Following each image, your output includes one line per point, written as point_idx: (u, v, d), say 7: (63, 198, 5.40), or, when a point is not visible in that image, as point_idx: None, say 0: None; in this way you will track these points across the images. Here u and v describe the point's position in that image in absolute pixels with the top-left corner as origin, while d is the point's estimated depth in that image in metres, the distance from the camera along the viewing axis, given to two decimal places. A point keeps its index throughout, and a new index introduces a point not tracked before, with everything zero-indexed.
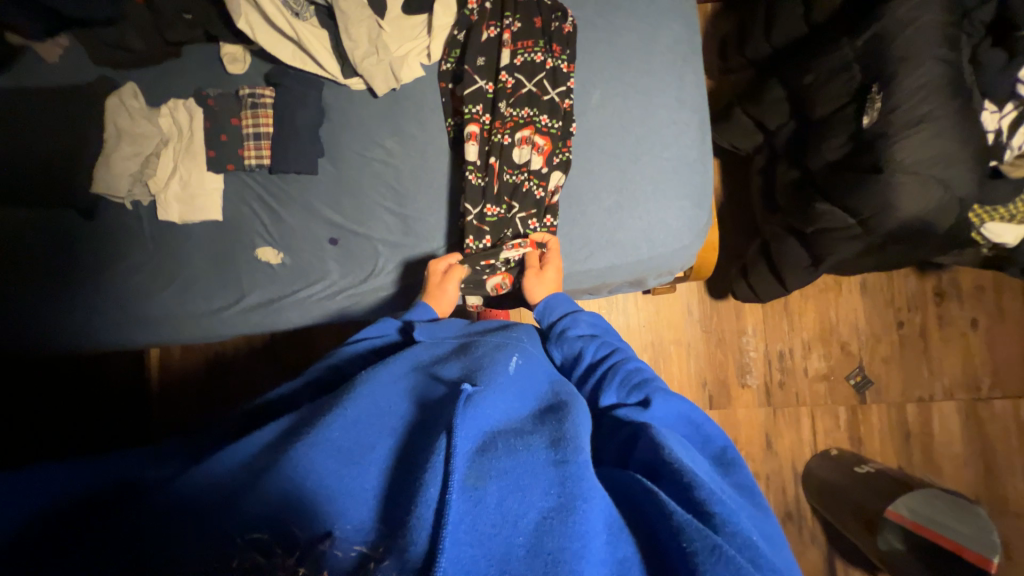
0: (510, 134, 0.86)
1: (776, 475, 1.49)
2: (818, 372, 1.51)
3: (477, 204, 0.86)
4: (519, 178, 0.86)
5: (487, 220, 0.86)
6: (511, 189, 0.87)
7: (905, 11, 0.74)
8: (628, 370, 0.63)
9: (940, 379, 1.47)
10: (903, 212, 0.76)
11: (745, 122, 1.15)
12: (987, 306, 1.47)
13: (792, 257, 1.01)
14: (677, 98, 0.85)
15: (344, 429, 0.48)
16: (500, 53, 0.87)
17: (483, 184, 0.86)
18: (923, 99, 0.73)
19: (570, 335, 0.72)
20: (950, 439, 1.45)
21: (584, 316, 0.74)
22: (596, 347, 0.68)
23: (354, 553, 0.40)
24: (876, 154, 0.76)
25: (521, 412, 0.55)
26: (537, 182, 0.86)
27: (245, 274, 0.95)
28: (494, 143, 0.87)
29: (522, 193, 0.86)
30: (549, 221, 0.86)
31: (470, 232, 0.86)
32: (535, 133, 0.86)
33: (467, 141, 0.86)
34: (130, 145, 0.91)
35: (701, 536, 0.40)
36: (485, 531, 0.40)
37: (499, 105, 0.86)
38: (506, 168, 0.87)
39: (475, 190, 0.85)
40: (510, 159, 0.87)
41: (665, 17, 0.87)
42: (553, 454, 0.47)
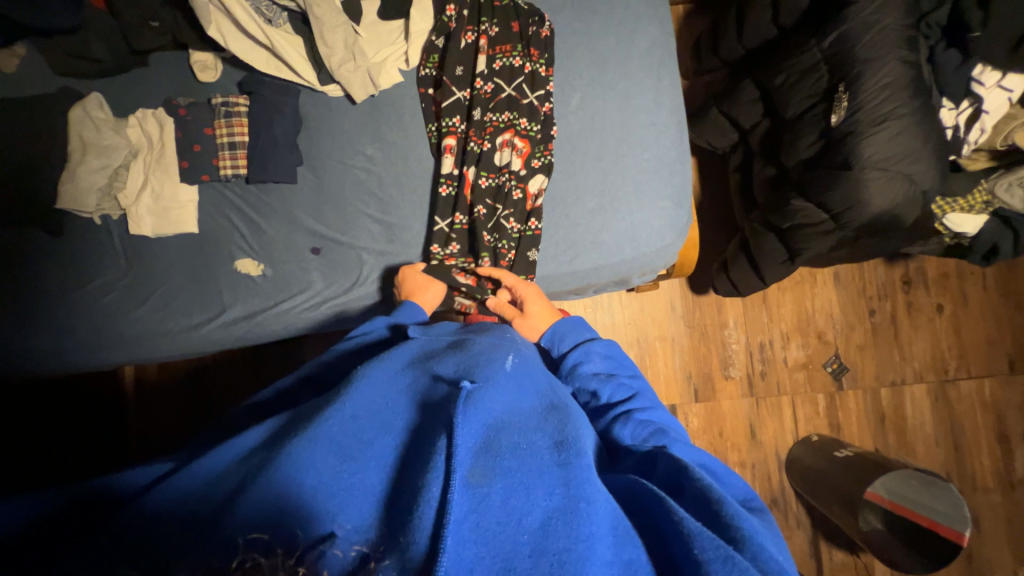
0: (491, 140, 0.87)
1: (760, 463, 1.54)
2: (797, 362, 1.55)
3: (448, 215, 0.88)
4: (497, 184, 0.88)
5: (456, 229, 0.87)
6: (493, 193, 0.88)
7: (867, 13, 0.77)
8: (644, 413, 0.66)
9: (910, 363, 1.53)
10: (873, 207, 0.79)
11: (720, 122, 1.18)
12: (951, 292, 1.54)
13: (770, 253, 1.04)
14: (655, 99, 0.87)
15: (344, 425, 0.48)
16: (476, 59, 0.88)
17: (454, 193, 0.88)
18: (887, 97, 0.76)
19: (581, 372, 0.71)
20: (922, 420, 1.52)
21: (596, 347, 0.73)
22: (609, 389, 0.69)
23: (354, 554, 0.40)
24: (845, 152, 0.79)
25: (522, 405, 0.55)
26: (517, 187, 0.87)
27: (225, 286, 0.92)
28: (471, 150, 0.87)
29: (499, 201, 0.88)
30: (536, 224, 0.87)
31: (438, 240, 0.87)
32: (515, 136, 0.87)
33: (443, 153, 0.87)
34: (97, 158, 0.87)
35: (714, 546, 0.43)
36: (490, 527, 0.41)
37: (475, 111, 0.87)
38: (484, 175, 0.87)
39: (446, 202, 0.87)
40: (491, 163, 0.88)
41: (640, 21, 0.88)
42: (557, 452, 0.48)
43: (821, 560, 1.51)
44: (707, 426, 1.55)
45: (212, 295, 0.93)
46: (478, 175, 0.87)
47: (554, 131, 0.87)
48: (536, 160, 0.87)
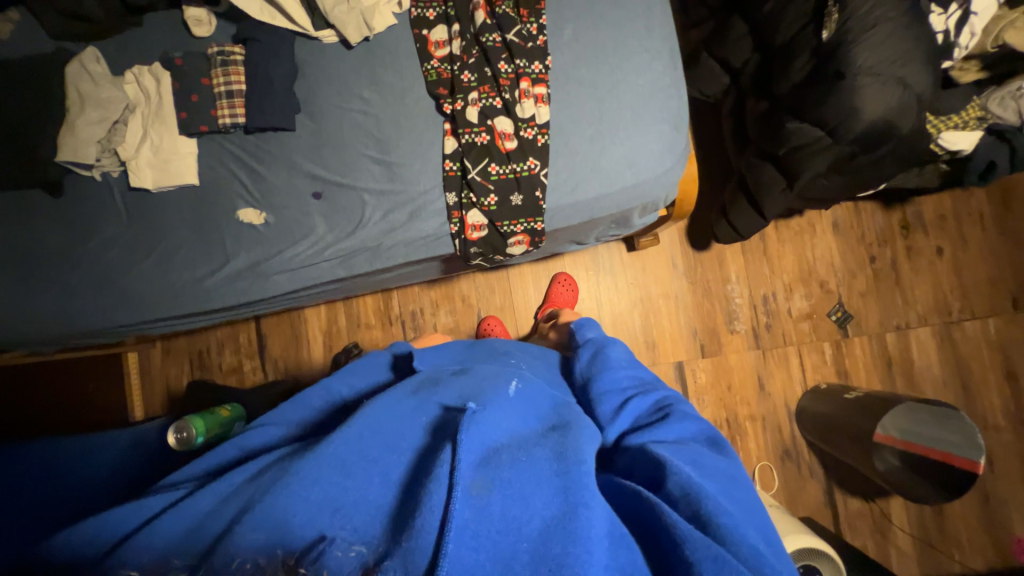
0: (512, 91, 0.85)
1: (771, 414, 1.54)
2: (801, 312, 1.56)
3: (479, 162, 0.86)
4: (506, 117, 0.86)
5: (492, 178, 0.85)
6: (527, 145, 0.86)
7: None
8: (648, 400, 0.70)
9: (914, 307, 1.54)
10: (867, 116, 0.81)
11: (712, 66, 1.20)
12: (949, 234, 1.55)
13: (768, 183, 1.03)
14: (647, 28, 0.87)
15: (346, 443, 0.51)
16: (474, 16, 0.87)
17: (484, 142, 0.86)
18: (875, 4, 0.77)
19: (602, 352, 0.77)
20: (929, 363, 1.52)
21: (613, 343, 0.78)
22: (624, 371, 0.73)
23: (353, 553, 0.44)
24: (838, 63, 0.80)
25: (523, 428, 0.57)
26: (521, 118, 0.85)
27: (230, 238, 0.92)
28: (487, 104, 0.86)
29: (514, 130, 0.86)
30: (538, 165, 0.86)
31: (473, 188, 0.86)
32: (533, 85, 0.85)
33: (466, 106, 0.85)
34: (95, 110, 0.87)
35: (703, 546, 0.46)
36: (490, 536, 0.44)
37: (486, 66, 0.86)
38: (492, 110, 0.86)
39: (478, 149, 0.85)
40: (515, 115, 0.85)
41: None
42: (555, 464, 0.51)
43: (837, 509, 1.50)
44: (716, 381, 1.55)
45: (217, 258, 0.93)
46: (484, 108, 0.86)
47: (549, 64, 0.87)
48: (533, 91, 0.85)
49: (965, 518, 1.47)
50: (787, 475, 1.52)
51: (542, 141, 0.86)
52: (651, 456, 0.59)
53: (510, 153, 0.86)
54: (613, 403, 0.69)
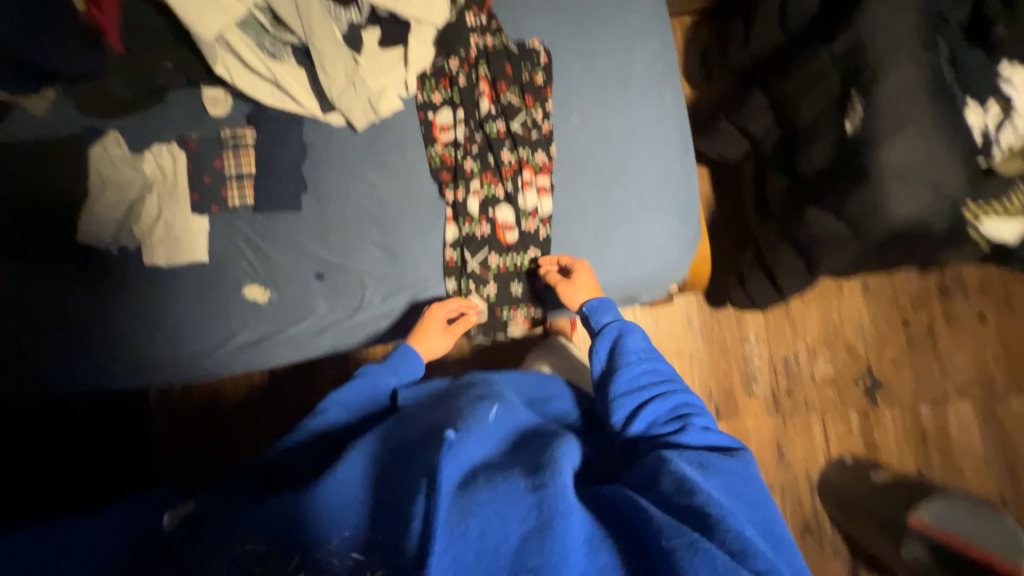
0: (513, 183, 0.85)
1: (790, 485, 1.45)
2: (826, 378, 1.47)
3: (480, 253, 0.86)
4: (507, 208, 0.86)
5: (491, 269, 0.86)
6: (527, 236, 0.86)
7: (875, 17, 0.75)
8: (659, 393, 0.68)
9: (953, 378, 1.43)
10: (894, 217, 0.75)
11: (731, 132, 1.15)
12: (994, 300, 1.44)
13: (788, 264, 0.98)
14: (657, 116, 0.85)
15: (339, 480, 0.56)
16: (478, 103, 0.86)
17: (484, 233, 0.86)
18: (904, 104, 0.72)
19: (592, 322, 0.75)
20: (969, 439, 1.40)
21: (602, 301, 0.77)
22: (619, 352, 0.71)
23: (349, 560, 0.48)
24: (862, 162, 0.75)
25: (503, 452, 0.61)
26: (522, 208, 0.85)
27: (233, 313, 0.94)
28: (489, 195, 0.86)
29: (516, 221, 0.85)
30: (538, 257, 0.87)
31: (473, 278, 0.87)
32: (535, 176, 0.84)
33: (467, 196, 0.86)
34: (114, 194, 0.93)
35: (684, 538, 0.48)
36: (469, 561, 0.47)
37: (490, 155, 0.87)
38: (495, 200, 0.86)
39: (477, 241, 0.85)
40: (516, 205, 0.85)
41: (639, 37, 0.86)
42: (536, 475, 0.54)
43: None
44: None
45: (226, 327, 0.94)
46: (486, 198, 0.86)
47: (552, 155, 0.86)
48: (535, 183, 0.84)
49: None
50: (806, 552, 1.43)
51: (542, 233, 0.85)
52: (650, 471, 0.59)
53: (509, 245, 0.87)
54: (612, 416, 0.68)
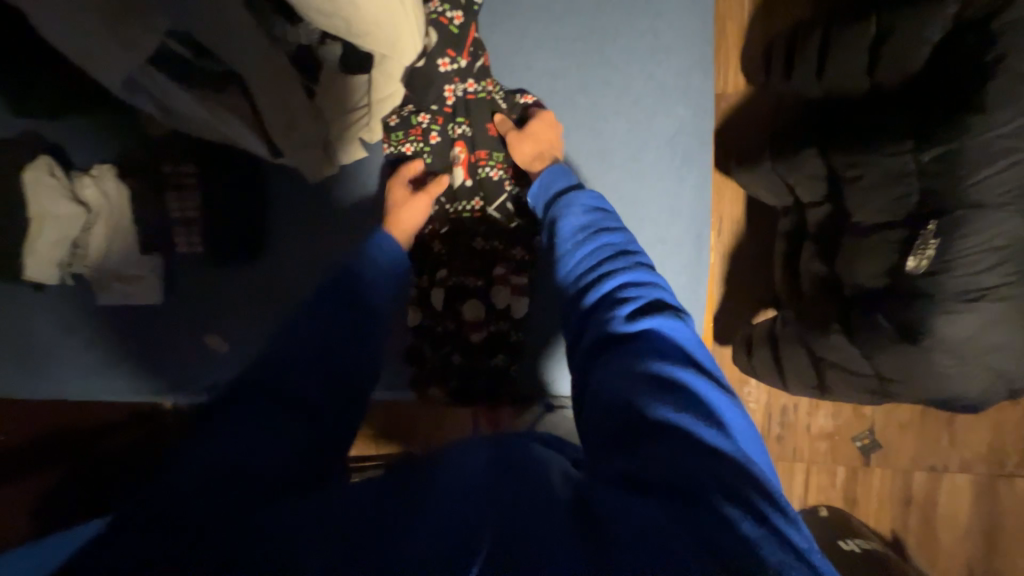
0: (485, 276, 0.82)
1: None
2: (822, 431, 1.40)
3: (445, 346, 0.83)
4: (477, 301, 0.81)
5: (455, 363, 0.83)
6: (494, 334, 0.82)
7: (1000, 135, 0.54)
8: (621, 266, 0.58)
9: (959, 450, 1.35)
10: (934, 389, 0.61)
11: (774, 181, 0.94)
12: None
13: (798, 373, 0.82)
14: (672, 209, 0.77)
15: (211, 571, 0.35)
16: (453, 170, 0.83)
17: (450, 327, 0.82)
18: (992, 267, 0.55)
19: (562, 231, 0.65)
20: (956, 510, 1.36)
21: (577, 201, 0.67)
22: (589, 250, 0.62)
23: None
24: (914, 322, 0.59)
25: (455, 509, 0.37)
26: (495, 304, 0.82)
27: (189, 359, 0.90)
28: (458, 285, 0.82)
29: (485, 317, 0.82)
30: (503, 358, 0.83)
31: (438, 367, 0.83)
32: (510, 272, 0.82)
33: (434, 285, 0.81)
34: (54, 230, 0.80)
35: None
36: None
37: (465, 240, 0.82)
38: (464, 291, 0.81)
39: (443, 335, 0.82)
40: (486, 300, 0.82)
41: (660, 105, 0.78)
42: (519, 555, 0.34)
43: None
44: None
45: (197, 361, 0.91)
46: (452, 289, 0.81)
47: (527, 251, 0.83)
48: (509, 280, 0.82)
49: None
50: None
51: (510, 334, 0.83)
52: (617, 360, 0.49)
53: (475, 342, 0.82)
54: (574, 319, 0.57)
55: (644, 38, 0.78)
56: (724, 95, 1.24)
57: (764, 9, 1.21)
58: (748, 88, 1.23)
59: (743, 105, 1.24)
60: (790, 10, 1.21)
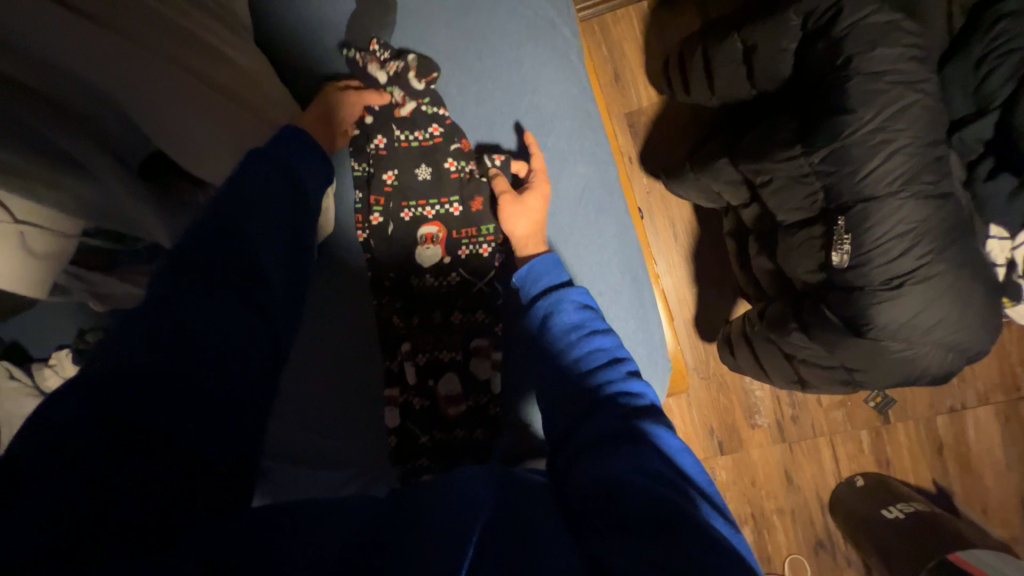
0: (460, 347, 0.82)
1: (800, 508, 1.43)
2: (833, 400, 1.39)
3: (425, 426, 0.79)
4: (453, 376, 0.81)
5: (437, 441, 0.79)
6: (474, 409, 0.80)
7: (868, 130, 0.56)
8: (612, 363, 0.58)
9: (971, 384, 1.33)
10: (893, 371, 0.62)
11: (703, 191, 0.96)
12: None
13: (776, 372, 0.82)
14: (601, 256, 0.79)
15: None
16: (435, 246, 0.82)
17: (427, 404, 0.80)
18: (906, 248, 0.56)
19: (555, 325, 0.62)
20: (988, 444, 1.33)
21: (571, 293, 0.63)
22: (585, 342, 0.60)
23: None
24: (853, 314, 0.60)
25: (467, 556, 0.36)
26: (475, 378, 0.80)
27: None
28: (433, 358, 0.82)
29: (463, 391, 0.80)
30: (484, 431, 0.79)
31: (420, 453, 0.78)
32: (492, 342, 0.81)
33: (404, 360, 0.80)
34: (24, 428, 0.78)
35: None
36: None
37: (434, 313, 0.82)
38: (441, 366, 0.81)
39: (421, 415, 0.79)
40: (471, 371, 0.81)
41: (569, 161, 0.81)
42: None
43: None
44: (738, 478, 1.45)
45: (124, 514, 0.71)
46: (429, 364, 0.81)
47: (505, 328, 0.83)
48: (490, 348, 0.80)
49: None
50: (821, 567, 1.43)
51: (491, 408, 0.79)
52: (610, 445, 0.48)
53: (454, 417, 0.80)
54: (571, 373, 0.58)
55: (528, 115, 0.81)
56: (642, 110, 1.29)
57: (656, 23, 1.26)
58: (662, 98, 1.28)
59: (662, 114, 1.28)
60: (679, 20, 1.26)
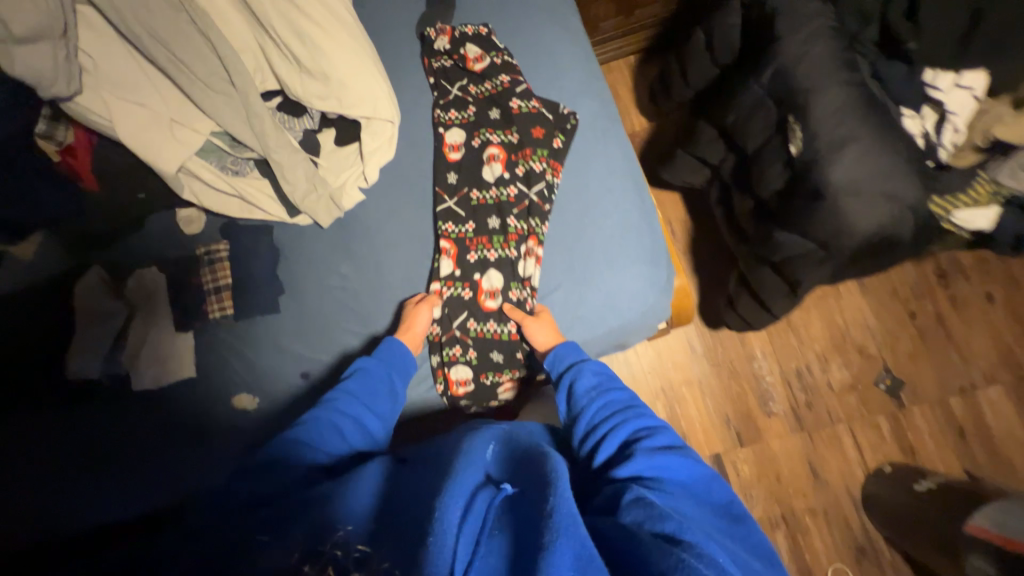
0: (498, 249, 0.88)
1: (833, 506, 1.36)
2: (844, 384, 1.41)
3: (462, 317, 0.88)
4: (495, 271, 0.88)
5: (470, 332, 0.87)
6: (516, 306, 0.85)
7: (795, 48, 0.78)
8: (625, 412, 0.67)
9: (975, 363, 1.36)
10: (860, 229, 0.74)
11: (690, 162, 1.16)
12: (997, 278, 1.39)
13: (770, 286, 0.95)
14: (609, 168, 0.86)
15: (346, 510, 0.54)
16: (492, 166, 0.90)
17: (465, 295, 0.88)
18: (840, 121, 0.74)
19: (577, 390, 0.73)
20: (1010, 426, 1.32)
21: (589, 366, 0.74)
22: (599, 408, 0.69)
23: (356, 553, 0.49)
24: (814, 180, 0.75)
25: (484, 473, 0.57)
26: (515, 274, 0.86)
27: (224, 427, 0.91)
28: (479, 256, 0.88)
29: (501, 287, 0.87)
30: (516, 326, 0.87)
31: (455, 343, 0.87)
32: (538, 243, 0.85)
33: (443, 256, 0.88)
34: (98, 327, 0.93)
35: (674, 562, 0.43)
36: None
37: (483, 221, 0.89)
38: (484, 263, 0.88)
39: (460, 305, 0.87)
40: (516, 272, 0.87)
41: (579, 99, 0.89)
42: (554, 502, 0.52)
43: None
44: (762, 474, 1.40)
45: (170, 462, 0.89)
46: (474, 264, 0.88)
47: None
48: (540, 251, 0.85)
49: None
50: None
51: (531, 304, 0.84)
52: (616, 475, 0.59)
53: (489, 311, 0.87)
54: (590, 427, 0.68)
55: (546, 67, 0.91)
56: (636, 130, 1.57)
57: (641, 70, 1.60)
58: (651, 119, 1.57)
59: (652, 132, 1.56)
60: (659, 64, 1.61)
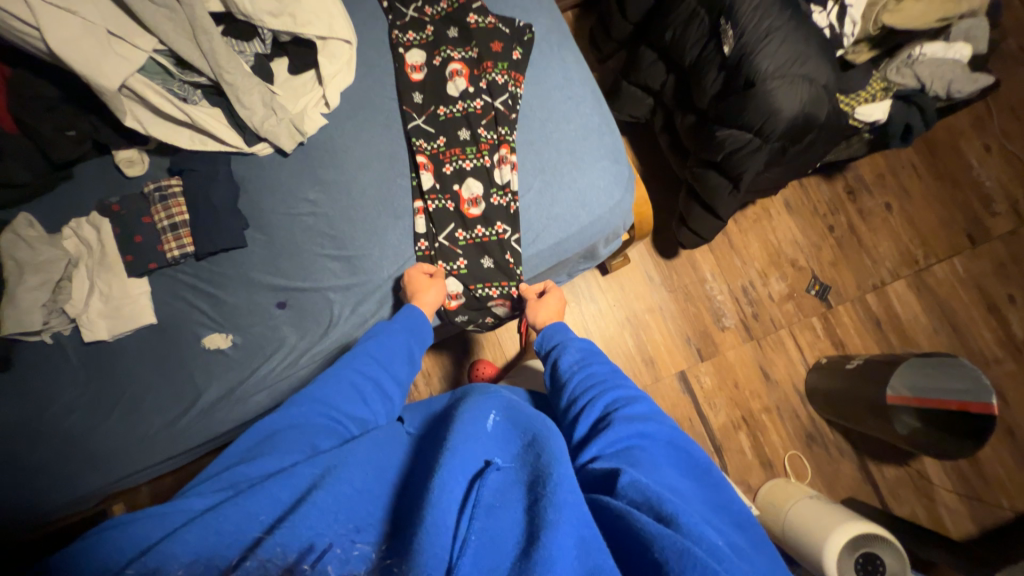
0: (473, 160, 0.91)
1: (783, 402, 1.52)
2: (782, 295, 1.58)
3: (447, 228, 0.90)
4: (475, 180, 0.91)
5: (459, 242, 0.90)
6: (500, 211, 0.90)
7: None
8: (607, 383, 0.65)
9: (883, 263, 1.58)
10: (786, 114, 0.85)
11: (634, 93, 1.24)
12: (893, 189, 1.62)
13: (715, 187, 1.04)
14: (566, 77, 0.92)
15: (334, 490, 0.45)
16: (457, 81, 0.93)
17: (448, 206, 0.90)
18: (763, 16, 0.84)
19: (560, 362, 0.71)
20: (914, 313, 1.55)
21: (574, 342, 0.73)
22: (580, 380, 0.67)
23: (357, 550, 0.42)
24: (747, 72, 0.86)
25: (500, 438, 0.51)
26: (494, 181, 0.90)
27: (198, 371, 0.87)
28: (454, 167, 0.91)
29: (482, 195, 0.91)
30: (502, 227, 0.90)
31: (442, 254, 0.90)
32: (510, 150, 0.89)
33: (422, 170, 0.90)
34: (35, 275, 0.83)
35: (672, 544, 0.41)
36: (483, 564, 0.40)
37: (456, 135, 0.92)
38: (462, 173, 0.91)
39: (443, 215, 0.89)
40: (493, 181, 0.90)
41: (530, 14, 0.94)
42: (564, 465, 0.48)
43: (875, 481, 1.46)
44: (722, 383, 1.54)
45: (141, 419, 0.85)
46: (452, 175, 0.91)
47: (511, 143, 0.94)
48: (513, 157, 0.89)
49: (997, 459, 1.45)
50: (817, 461, 1.48)
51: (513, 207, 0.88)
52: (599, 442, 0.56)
53: (473, 219, 0.90)
54: (570, 396, 0.65)
55: None
56: None
57: None
58: None
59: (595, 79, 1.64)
60: None
